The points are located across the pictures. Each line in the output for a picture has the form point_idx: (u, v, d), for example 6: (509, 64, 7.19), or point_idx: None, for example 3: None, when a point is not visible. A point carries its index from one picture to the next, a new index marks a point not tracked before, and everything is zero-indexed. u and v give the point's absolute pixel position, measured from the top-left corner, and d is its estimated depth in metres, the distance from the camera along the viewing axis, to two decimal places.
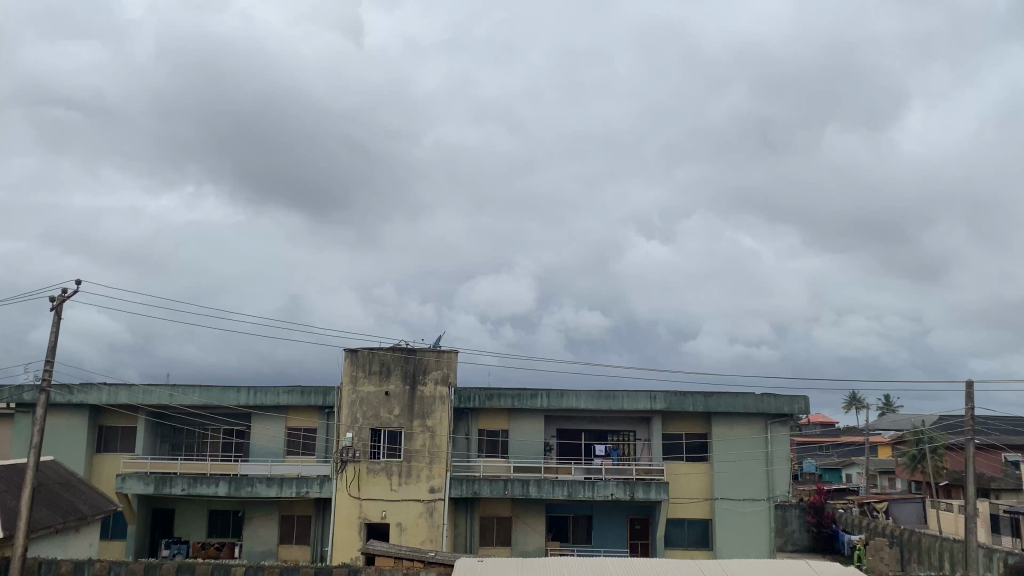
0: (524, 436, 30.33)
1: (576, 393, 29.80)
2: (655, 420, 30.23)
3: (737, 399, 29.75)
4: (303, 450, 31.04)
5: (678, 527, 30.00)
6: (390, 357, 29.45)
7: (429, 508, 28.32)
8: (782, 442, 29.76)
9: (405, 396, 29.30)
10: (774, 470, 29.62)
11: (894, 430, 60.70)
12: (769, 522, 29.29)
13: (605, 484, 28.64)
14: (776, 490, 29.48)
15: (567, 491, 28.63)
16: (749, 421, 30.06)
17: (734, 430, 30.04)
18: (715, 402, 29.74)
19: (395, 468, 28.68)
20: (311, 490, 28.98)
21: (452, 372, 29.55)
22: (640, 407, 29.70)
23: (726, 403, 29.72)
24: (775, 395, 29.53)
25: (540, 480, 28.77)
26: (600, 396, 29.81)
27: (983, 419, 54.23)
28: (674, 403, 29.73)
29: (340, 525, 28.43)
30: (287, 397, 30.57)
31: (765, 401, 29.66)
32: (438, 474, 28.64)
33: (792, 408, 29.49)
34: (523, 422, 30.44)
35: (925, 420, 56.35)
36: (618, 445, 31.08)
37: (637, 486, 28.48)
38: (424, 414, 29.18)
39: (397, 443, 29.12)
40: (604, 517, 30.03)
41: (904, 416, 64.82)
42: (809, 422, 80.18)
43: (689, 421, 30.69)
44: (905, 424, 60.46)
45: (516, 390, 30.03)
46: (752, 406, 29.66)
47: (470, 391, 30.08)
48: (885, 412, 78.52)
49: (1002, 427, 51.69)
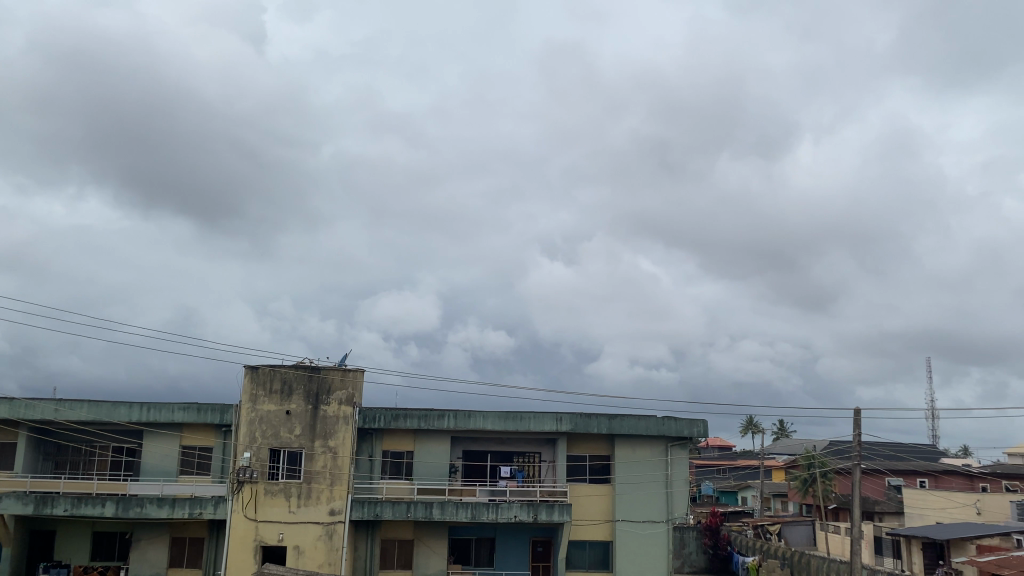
0: (429, 458, 30.01)
1: (482, 414, 29.68)
2: (561, 442, 30.36)
3: (640, 421, 30.18)
4: (197, 469, 29.89)
5: (580, 549, 30.04)
6: (292, 376, 28.73)
7: (328, 531, 27.64)
8: (681, 465, 30.41)
9: (307, 415, 28.59)
10: (673, 492, 30.17)
11: (787, 455, 62.88)
12: (667, 544, 29.74)
13: (509, 506, 28.60)
14: (674, 512, 30.05)
15: (470, 513, 28.42)
16: (650, 443, 30.55)
17: (636, 452, 30.44)
18: (619, 424, 30.09)
19: (294, 489, 27.92)
20: (204, 511, 27.89)
21: (357, 392, 29.06)
22: (545, 429, 29.81)
23: (629, 424, 30.13)
24: (676, 417, 30.14)
25: (444, 502, 28.46)
26: (507, 416, 29.80)
27: (869, 445, 56.65)
28: (579, 424, 29.93)
29: (234, 548, 27.43)
30: (182, 414, 29.42)
31: (665, 424, 30.22)
32: (339, 496, 28.00)
33: (691, 431, 30.12)
34: (428, 444, 30.12)
35: (816, 445, 58.53)
36: (523, 467, 30.98)
37: (541, 507, 28.54)
38: (326, 434, 28.53)
39: (297, 464, 28.33)
40: (507, 539, 29.86)
41: (797, 441, 67.25)
42: (709, 446, 82.47)
43: (593, 443, 30.90)
44: (798, 449, 62.75)
45: (421, 410, 29.67)
46: (653, 428, 30.15)
47: (374, 411, 29.54)
48: (780, 435, 81.55)
49: (886, 453, 54.15)
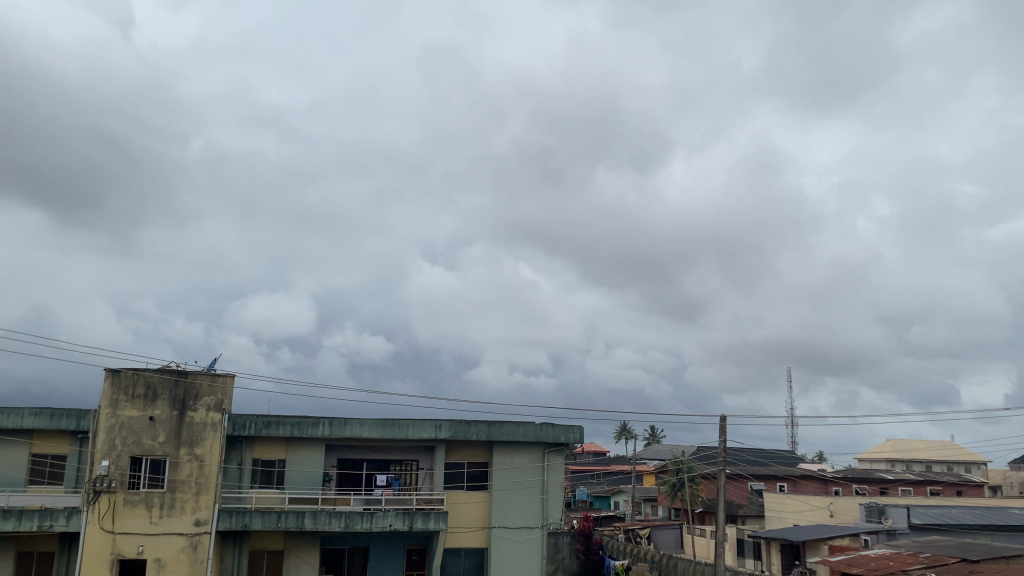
0: (302, 466, 29.13)
1: (359, 421, 29.12)
2: (439, 449, 30.12)
3: (519, 428, 30.37)
4: (48, 478, 27.87)
5: (455, 557, 29.86)
6: (157, 380, 27.28)
7: (192, 542, 26.36)
8: (557, 471, 30.77)
9: (172, 422, 27.20)
10: (548, 498, 30.50)
11: (658, 460, 64.85)
12: (541, 550, 30.02)
13: (384, 514, 28.15)
14: (549, 518, 30.36)
15: (344, 522, 27.79)
16: (528, 450, 30.76)
17: (514, 458, 30.57)
18: (497, 431, 30.15)
19: (156, 499, 26.48)
20: (55, 523, 26.00)
21: (227, 398, 27.90)
22: (424, 436, 29.51)
23: (508, 431, 30.23)
24: (554, 424, 30.51)
25: (317, 511, 27.69)
26: (385, 424, 29.33)
27: (734, 450, 59.20)
28: (458, 431, 29.80)
29: (88, 562, 25.75)
30: (33, 420, 27.43)
31: (543, 431, 30.54)
32: (205, 506, 26.77)
33: (568, 437, 30.60)
34: (302, 452, 29.23)
35: (685, 451, 60.68)
36: (400, 475, 30.50)
37: (416, 515, 28.25)
38: (192, 442, 27.23)
39: (160, 473, 26.89)
40: (381, 548, 29.33)
41: (668, 446, 69.40)
42: (584, 452, 83.94)
43: (471, 450, 30.82)
44: (669, 454, 64.84)
45: (295, 417, 28.79)
46: (531, 435, 30.40)
47: (245, 418, 28.41)
48: (652, 442, 83.86)
49: (749, 458, 56.76)
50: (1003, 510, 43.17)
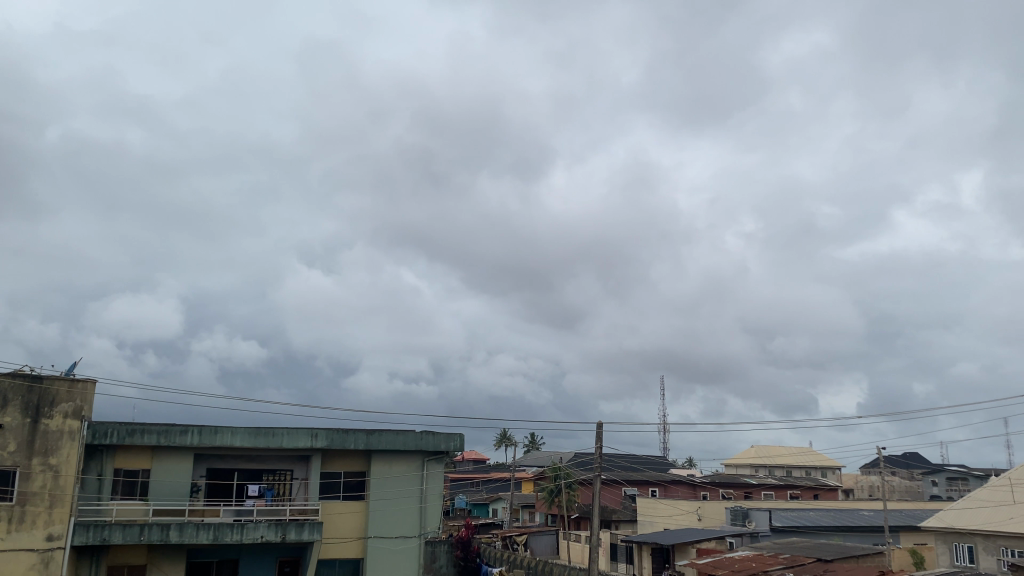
0: (168, 476, 27.79)
1: (231, 429, 28.12)
2: (314, 459, 29.41)
3: (398, 436, 30.10)
4: None
5: (330, 568, 29.19)
6: (8, 385, 25.28)
7: (44, 558, 24.71)
8: (436, 479, 30.67)
9: (24, 431, 25.35)
10: (427, 507, 30.34)
11: (537, 468, 65.66)
12: (418, 559, 29.81)
13: (256, 526, 27.27)
14: (427, 527, 30.20)
15: (212, 534, 26.70)
16: (406, 459, 30.48)
17: (392, 467, 30.20)
18: (375, 439, 29.77)
19: (4, 513, 24.55)
20: None
21: (87, 405, 26.38)
22: (299, 445, 28.77)
23: (386, 440, 29.93)
24: (434, 432, 30.44)
25: (183, 523, 26.49)
26: (258, 432, 28.46)
27: (609, 456, 60.67)
28: (335, 440, 29.23)
29: None
30: None
31: (423, 439, 30.41)
32: (59, 520, 25.15)
33: (448, 445, 30.64)
34: (168, 461, 27.90)
35: (562, 458, 61.67)
36: (273, 485, 29.53)
37: (290, 526, 27.51)
38: (47, 451, 25.55)
39: (8, 485, 24.89)
40: (252, 561, 28.33)
41: (547, 453, 70.36)
42: (464, 460, 84.02)
43: (348, 459, 30.24)
44: (547, 461, 65.76)
45: (162, 426, 27.50)
46: (411, 444, 30.19)
47: (107, 426, 26.89)
48: (531, 449, 84.89)
49: (624, 464, 58.30)
50: (855, 512, 46.12)
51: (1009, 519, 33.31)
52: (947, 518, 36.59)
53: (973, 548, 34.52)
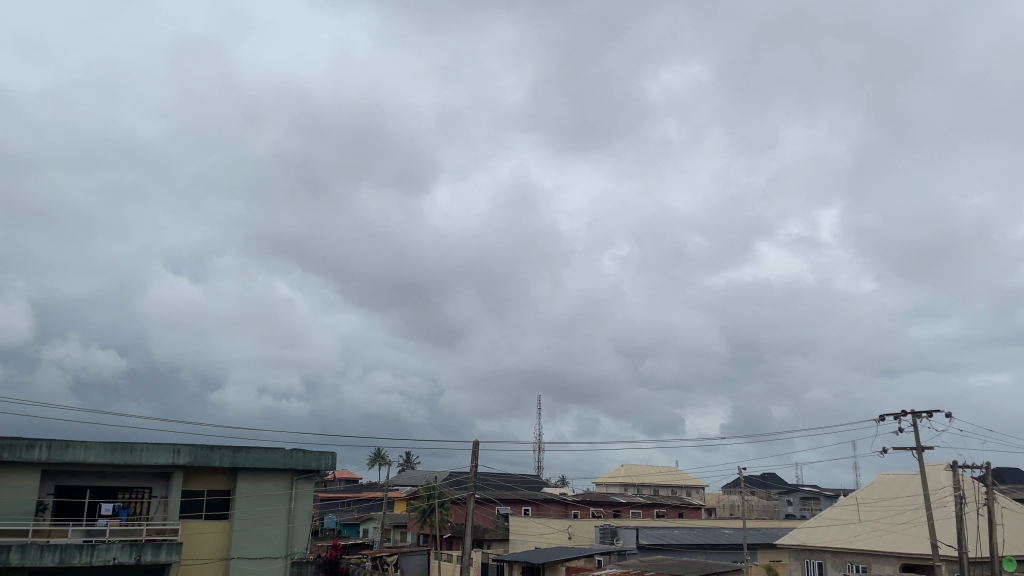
0: (11, 495, 25.77)
1: (84, 444, 26.44)
2: (176, 476, 28.01)
3: (266, 454, 29.14)
4: None
5: None
6: None
7: None
8: (305, 498, 29.82)
9: None
10: (294, 527, 29.43)
11: (410, 487, 64.93)
12: None
13: (108, 547, 25.67)
14: (294, 547, 29.29)
15: (58, 556, 24.90)
16: (275, 477, 29.52)
17: (260, 486, 29.16)
18: (242, 456, 28.71)
19: None
20: None
21: None
22: (159, 461, 27.37)
23: (254, 457, 28.92)
24: (305, 450, 29.71)
25: (26, 544, 24.60)
26: (115, 448, 26.90)
27: (483, 475, 60.76)
28: (199, 457, 27.98)
29: None
30: None
31: (293, 457, 29.59)
32: None
33: (319, 463, 29.99)
34: (11, 478, 25.88)
35: (436, 476, 61.29)
36: (129, 503, 27.91)
37: (146, 547, 26.05)
38: None
39: None
40: None
41: (420, 472, 69.72)
42: (335, 479, 82.08)
43: (213, 477, 28.98)
44: (421, 480, 65.18)
45: (6, 439, 25.54)
46: (280, 461, 29.29)
47: None
48: (405, 467, 83.92)
49: (498, 483, 58.54)
50: (717, 530, 48.01)
51: (855, 536, 35.48)
52: (800, 535, 38.60)
53: (822, 564, 36.52)
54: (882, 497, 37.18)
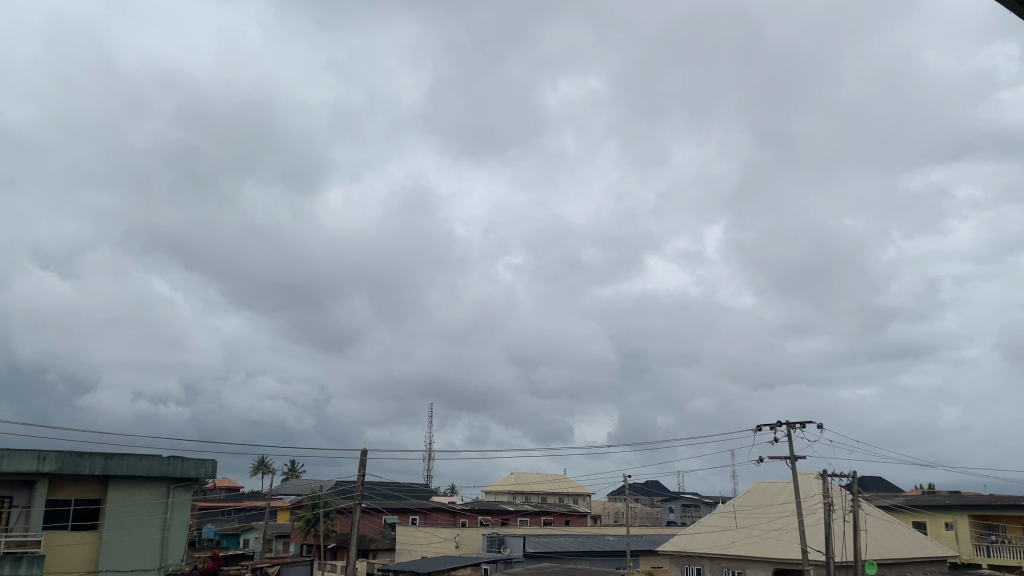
0: None
1: None
2: (39, 485, 26.17)
3: (141, 461, 27.78)
4: None
5: None
6: None
7: None
8: (182, 507, 28.64)
9: None
10: (170, 538, 28.19)
11: (294, 496, 63.33)
12: None
13: None
14: (168, 559, 28.05)
15: None
16: (150, 485, 28.17)
17: (133, 495, 27.69)
18: (115, 464, 27.26)
19: None
20: None
21: None
22: (21, 469, 25.59)
23: (128, 465, 27.53)
24: (183, 458, 28.56)
25: None
26: None
27: (370, 484, 59.86)
28: (67, 464, 26.34)
29: None
30: None
31: (170, 464, 28.36)
32: None
33: (198, 471, 29.01)
34: None
35: (322, 485, 60.02)
36: None
37: (4, 562, 24.29)
38: None
39: None
40: None
41: (306, 480, 68.09)
42: (215, 488, 79.17)
43: (81, 485, 27.30)
44: (306, 489, 63.64)
45: None
46: (156, 469, 28.00)
47: None
48: (290, 476, 81.75)
49: (385, 492, 57.74)
50: (601, 537, 48.84)
51: (731, 542, 36.83)
52: (680, 542, 39.76)
53: (700, 569, 37.67)
54: (757, 504, 38.75)
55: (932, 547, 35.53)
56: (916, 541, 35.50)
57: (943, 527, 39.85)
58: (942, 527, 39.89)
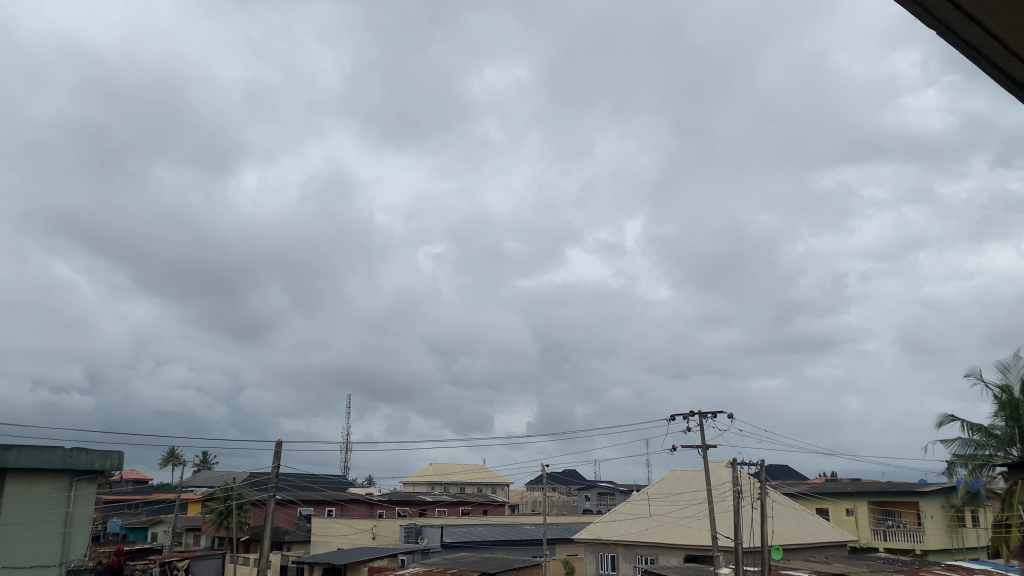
0: None
1: None
2: None
3: (42, 453, 26.45)
4: None
5: None
6: None
7: None
8: (86, 501, 27.52)
9: None
10: (72, 533, 27.10)
11: (206, 488, 61.75)
12: None
13: None
14: (70, 554, 27.01)
15: None
16: (51, 479, 26.93)
17: (33, 488, 26.33)
18: (13, 456, 25.86)
19: None
20: None
21: None
22: None
23: (28, 457, 26.14)
24: (88, 450, 27.42)
25: None
26: None
27: (285, 475, 58.80)
28: None
29: None
30: None
31: (74, 457, 27.17)
32: None
33: (104, 463, 27.96)
34: None
35: (235, 477, 58.72)
36: None
37: None
38: None
39: None
40: None
41: (219, 472, 66.45)
42: (122, 480, 76.62)
43: None
44: (218, 481, 62.12)
45: None
46: (58, 461, 26.77)
47: None
48: (202, 467, 79.69)
49: (300, 484, 56.84)
50: (519, 526, 49.22)
51: (645, 529, 37.66)
52: (596, 530, 40.41)
53: (615, 556, 38.36)
54: (669, 492, 39.68)
55: (833, 532, 37.09)
56: (819, 527, 36.99)
57: (844, 512, 41.62)
58: (844, 512, 41.66)
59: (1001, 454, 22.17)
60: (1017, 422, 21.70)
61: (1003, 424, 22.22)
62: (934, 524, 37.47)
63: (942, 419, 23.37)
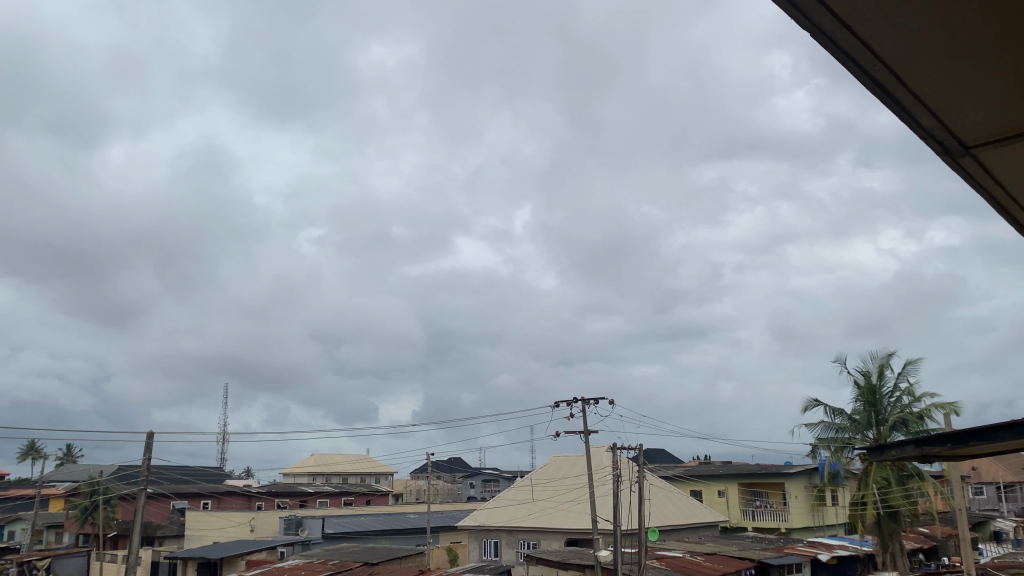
0: None
1: None
2: None
3: None
4: None
5: None
6: None
7: None
8: None
9: None
10: None
11: (69, 483, 58.33)
12: None
13: None
14: None
15: None
16: None
17: None
18: None
19: None
20: None
21: None
22: None
23: None
24: None
25: None
26: None
27: (157, 468, 56.24)
28: None
29: None
30: None
31: None
32: None
33: None
34: None
35: (103, 470, 55.79)
36: None
37: None
38: None
39: None
40: None
41: (83, 466, 62.93)
42: None
43: None
44: (81, 475, 58.72)
45: None
46: None
47: None
48: (66, 461, 75.36)
49: (173, 477, 54.54)
50: (402, 515, 48.98)
51: (528, 514, 38.16)
52: (480, 517, 40.62)
53: (498, 542, 38.71)
54: (552, 478, 40.35)
55: (706, 513, 38.69)
56: (692, 508, 38.52)
57: (716, 494, 43.46)
58: (716, 494, 43.49)
59: (859, 436, 23.58)
60: (873, 405, 23.22)
61: (861, 408, 23.64)
62: (798, 502, 39.65)
63: (807, 404, 24.69)
